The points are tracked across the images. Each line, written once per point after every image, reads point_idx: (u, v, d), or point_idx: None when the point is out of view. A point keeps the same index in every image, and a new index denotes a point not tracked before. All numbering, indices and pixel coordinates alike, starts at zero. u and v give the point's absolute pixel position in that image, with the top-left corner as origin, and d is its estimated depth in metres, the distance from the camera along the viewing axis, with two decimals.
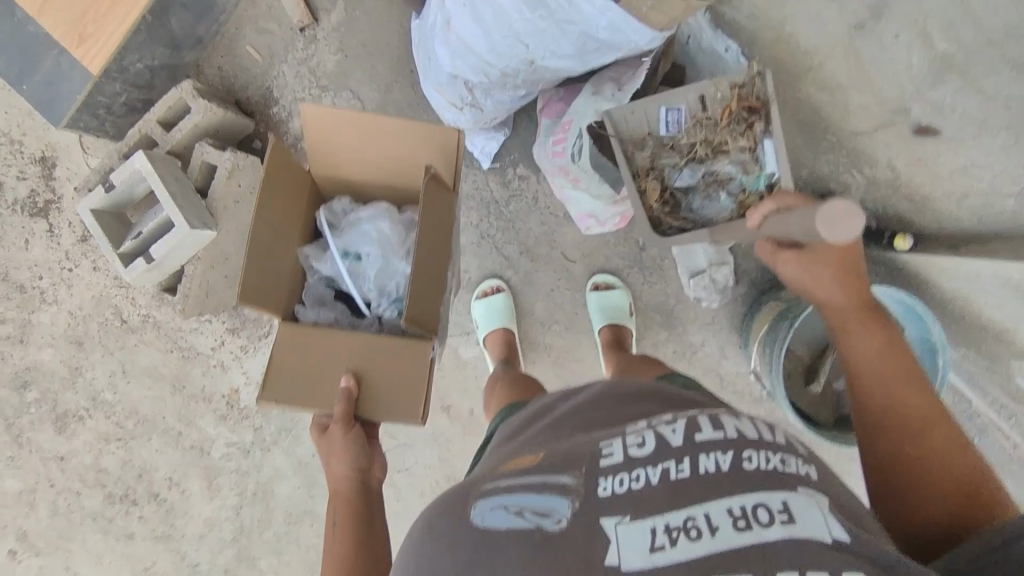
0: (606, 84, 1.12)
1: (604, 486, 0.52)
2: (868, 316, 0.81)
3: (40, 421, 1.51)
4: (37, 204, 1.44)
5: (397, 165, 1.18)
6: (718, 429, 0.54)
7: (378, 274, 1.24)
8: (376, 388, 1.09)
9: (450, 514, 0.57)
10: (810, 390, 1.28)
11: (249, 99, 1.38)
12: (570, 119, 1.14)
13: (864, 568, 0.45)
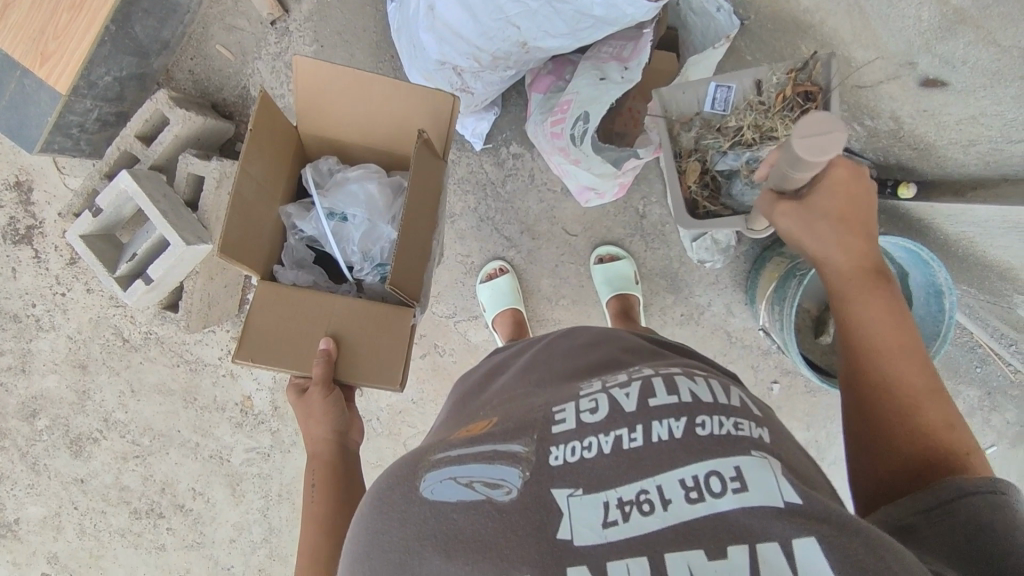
0: (607, 60, 1.13)
1: (556, 455, 0.52)
2: (876, 283, 0.67)
3: (55, 447, 1.49)
4: (19, 231, 1.43)
5: (390, 127, 1.10)
6: (673, 394, 0.55)
7: (365, 236, 1.15)
8: (359, 349, 0.98)
9: (401, 486, 0.54)
10: (822, 342, 1.26)
11: (227, 101, 1.37)
12: (574, 96, 1.12)
13: (818, 530, 0.44)
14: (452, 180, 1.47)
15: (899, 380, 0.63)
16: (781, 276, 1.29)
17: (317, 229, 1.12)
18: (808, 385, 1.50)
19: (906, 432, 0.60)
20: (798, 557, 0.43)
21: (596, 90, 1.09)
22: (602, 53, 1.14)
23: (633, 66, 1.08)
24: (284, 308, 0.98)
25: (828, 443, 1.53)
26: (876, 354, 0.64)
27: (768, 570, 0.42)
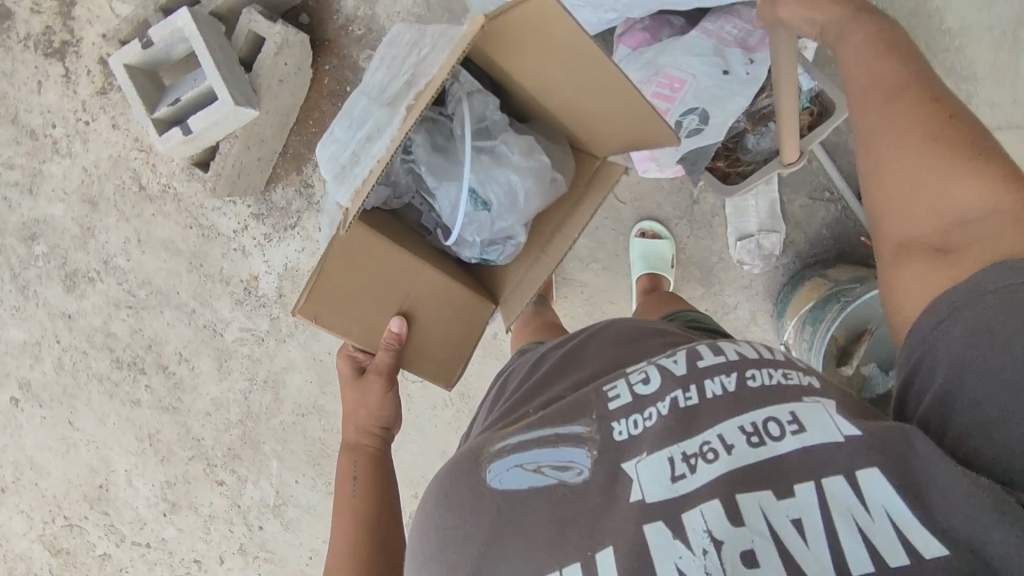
0: (730, 42, 1.07)
1: (619, 431, 0.53)
2: (862, 29, 0.73)
3: (48, 276, 1.44)
4: (53, 44, 1.34)
5: (578, 113, 0.83)
6: (719, 354, 0.56)
7: (491, 230, 0.93)
8: (426, 337, 0.92)
9: (463, 476, 0.55)
10: (842, 371, 1.18)
11: None
12: (688, 78, 1.07)
13: (880, 462, 0.48)
14: None
15: (896, 123, 0.65)
16: (821, 298, 1.27)
17: (439, 185, 0.91)
18: None
19: (929, 163, 0.61)
20: (865, 488, 0.47)
21: (715, 81, 1.07)
22: (725, 32, 1.08)
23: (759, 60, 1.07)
24: (352, 291, 0.83)
25: None
26: (873, 110, 0.67)
27: (838, 504, 0.46)
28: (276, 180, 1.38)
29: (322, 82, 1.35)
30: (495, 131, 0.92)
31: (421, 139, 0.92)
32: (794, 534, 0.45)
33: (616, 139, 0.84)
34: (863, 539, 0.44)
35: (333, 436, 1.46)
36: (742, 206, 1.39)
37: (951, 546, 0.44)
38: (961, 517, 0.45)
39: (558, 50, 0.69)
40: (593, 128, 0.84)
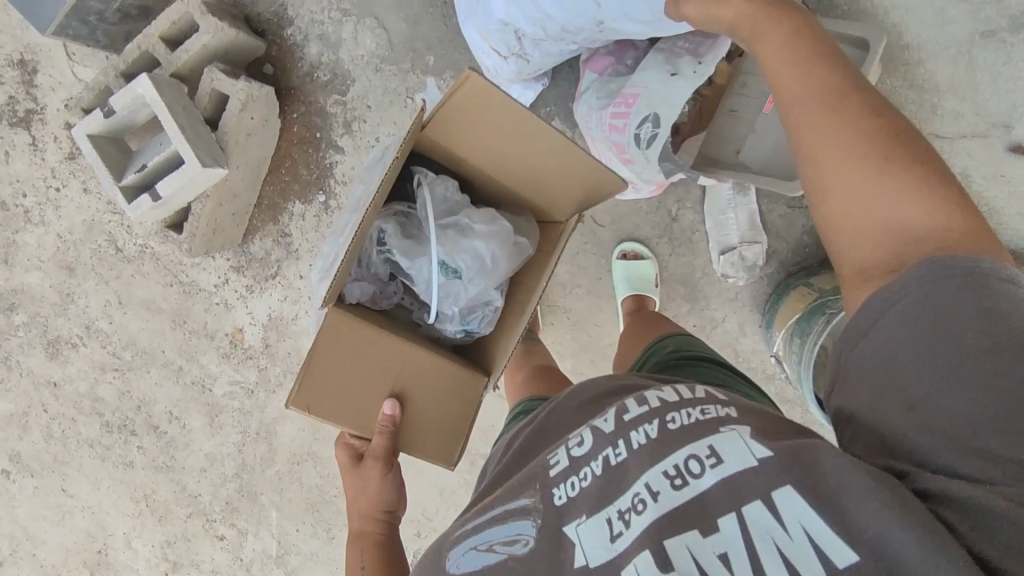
0: (681, 54, 1.06)
1: (559, 495, 0.55)
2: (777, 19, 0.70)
3: (31, 345, 1.43)
4: (17, 114, 1.33)
5: (530, 180, 0.94)
6: (643, 404, 0.58)
7: (469, 300, 0.95)
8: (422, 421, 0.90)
9: (432, 571, 0.59)
10: None
11: (261, 16, 1.31)
12: (639, 89, 1.07)
13: (795, 479, 0.48)
14: None
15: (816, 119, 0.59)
16: (806, 310, 1.27)
17: (411, 264, 0.94)
18: (804, 415, 1.49)
19: (863, 164, 0.55)
20: (782, 508, 0.47)
21: (665, 90, 1.04)
22: (677, 46, 1.07)
23: (707, 60, 1.03)
24: (342, 385, 0.83)
25: None
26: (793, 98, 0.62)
27: (758, 529, 0.47)
28: (253, 232, 1.37)
29: (291, 130, 1.34)
30: (459, 209, 0.99)
31: (392, 228, 0.96)
32: (721, 568, 0.46)
33: (570, 198, 0.94)
34: (783, 563, 0.45)
35: (330, 482, 1.45)
36: (722, 221, 1.38)
37: (864, 550, 0.44)
38: (880, 529, 0.43)
39: (493, 122, 0.83)
40: (547, 192, 0.95)
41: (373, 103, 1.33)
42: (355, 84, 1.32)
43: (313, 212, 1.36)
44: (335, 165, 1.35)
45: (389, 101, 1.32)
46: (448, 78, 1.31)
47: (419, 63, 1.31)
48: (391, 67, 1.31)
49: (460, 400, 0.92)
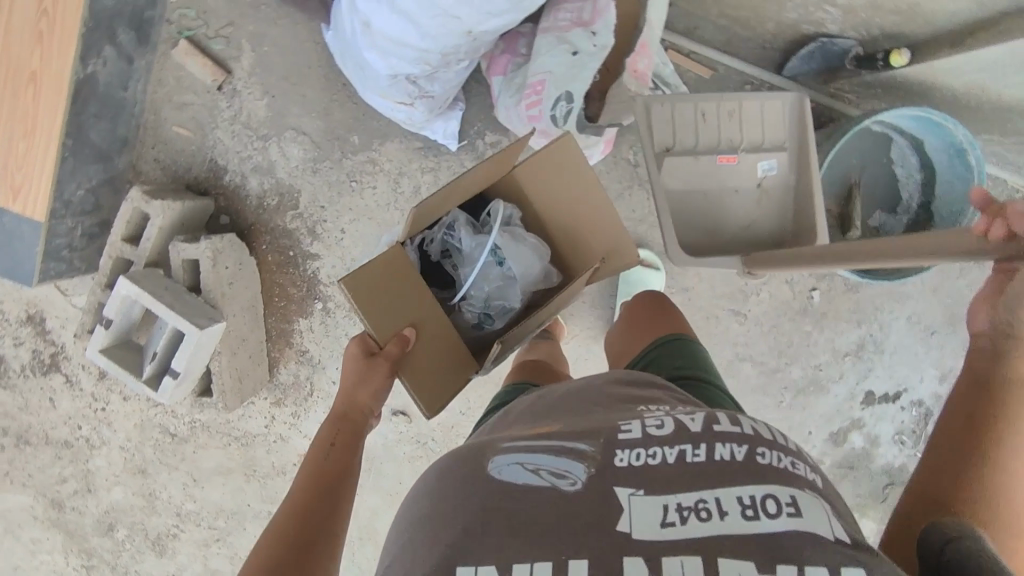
0: (568, 27, 1.07)
1: (621, 458, 0.55)
2: None
3: (140, 553, 1.52)
4: (44, 361, 1.45)
5: (567, 235, 1.11)
6: (737, 425, 0.58)
7: (502, 291, 1.10)
8: (422, 375, 0.96)
9: (473, 465, 0.59)
10: (850, 237, 1.24)
11: (199, 177, 1.41)
12: (545, 76, 1.07)
13: (865, 563, 0.46)
14: (437, 185, 1.40)
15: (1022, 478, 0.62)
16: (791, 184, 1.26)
17: (470, 244, 1.10)
18: (848, 282, 1.45)
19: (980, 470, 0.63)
20: None
21: (571, 68, 1.05)
22: (559, 20, 1.08)
23: (599, 30, 1.03)
24: (379, 296, 0.91)
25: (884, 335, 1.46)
26: (1001, 447, 0.64)
27: None
28: (275, 364, 1.47)
29: (268, 260, 1.44)
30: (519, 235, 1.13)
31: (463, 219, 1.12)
32: None
33: (589, 257, 1.10)
34: None
35: None
36: None
37: None
38: None
39: (564, 180, 1.03)
40: (576, 248, 1.11)
41: (324, 202, 1.41)
42: (303, 192, 1.41)
43: (316, 321, 1.46)
44: (318, 270, 1.43)
45: (337, 192, 1.41)
46: (376, 146, 1.39)
47: (346, 146, 1.39)
48: (324, 162, 1.40)
49: (450, 363, 0.98)
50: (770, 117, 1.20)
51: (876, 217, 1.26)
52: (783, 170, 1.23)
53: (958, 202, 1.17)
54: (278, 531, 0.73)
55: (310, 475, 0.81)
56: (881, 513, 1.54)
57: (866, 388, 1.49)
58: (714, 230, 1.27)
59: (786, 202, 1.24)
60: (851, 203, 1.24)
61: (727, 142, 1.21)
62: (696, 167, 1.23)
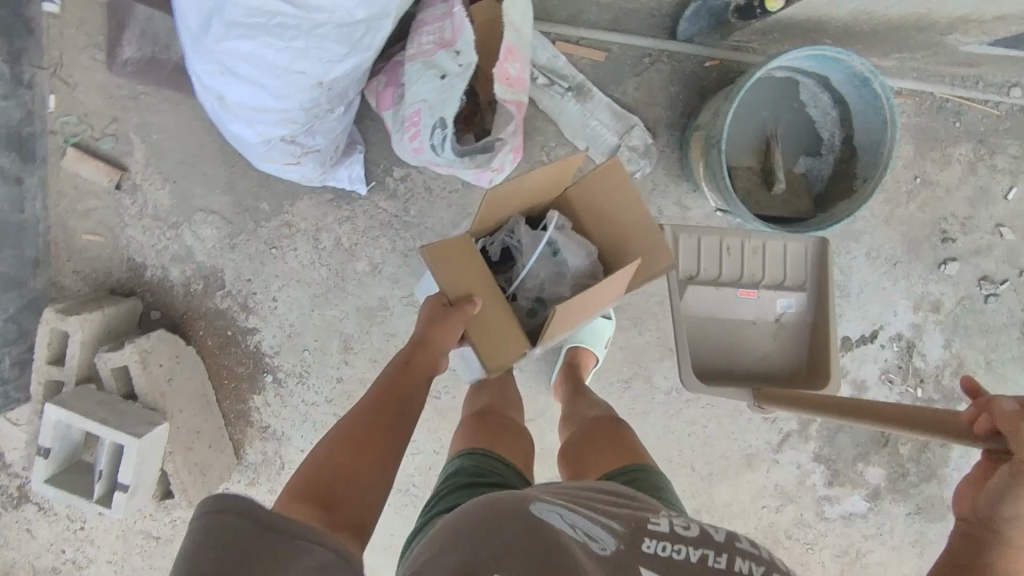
0: (433, 50, 1.00)
1: (648, 543, 0.61)
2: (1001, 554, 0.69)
3: None
4: (13, 494, 1.43)
5: (610, 242, 1.10)
6: (754, 547, 0.62)
7: (554, 287, 1.09)
8: (488, 336, 1.03)
9: (512, 500, 0.66)
10: (778, 193, 1.12)
11: (120, 279, 1.38)
12: (422, 103, 1.01)
13: None
14: (356, 232, 1.37)
15: None
16: (704, 152, 1.14)
17: (524, 240, 1.09)
18: None
19: None
20: None
21: (443, 91, 0.99)
22: (423, 44, 1.01)
23: (462, 47, 0.96)
24: (454, 267, 1.02)
25: (846, 278, 1.40)
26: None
27: None
28: (242, 446, 1.47)
29: (208, 345, 1.42)
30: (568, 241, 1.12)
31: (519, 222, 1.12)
32: None
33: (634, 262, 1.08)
34: None
35: None
36: (591, 134, 1.30)
37: None
38: None
39: (605, 189, 1.05)
40: (616, 254, 1.10)
41: (250, 276, 1.39)
42: (227, 270, 1.39)
43: (271, 395, 1.45)
44: (259, 344, 1.42)
45: (261, 261, 1.38)
46: (287, 208, 1.36)
47: (258, 215, 1.37)
48: (240, 236, 1.37)
49: (506, 338, 1.03)
50: (789, 258, 1.09)
51: (801, 162, 1.16)
52: (802, 308, 1.11)
53: (878, 132, 1.08)
54: (325, 456, 0.80)
55: (370, 412, 0.88)
56: (885, 456, 1.48)
57: (841, 335, 1.42)
58: (726, 353, 1.13)
59: (802, 340, 1.12)
60: (772, 155, 1.13)
61: (749, 277, 1.10)
62: (719, 301, 1.11)
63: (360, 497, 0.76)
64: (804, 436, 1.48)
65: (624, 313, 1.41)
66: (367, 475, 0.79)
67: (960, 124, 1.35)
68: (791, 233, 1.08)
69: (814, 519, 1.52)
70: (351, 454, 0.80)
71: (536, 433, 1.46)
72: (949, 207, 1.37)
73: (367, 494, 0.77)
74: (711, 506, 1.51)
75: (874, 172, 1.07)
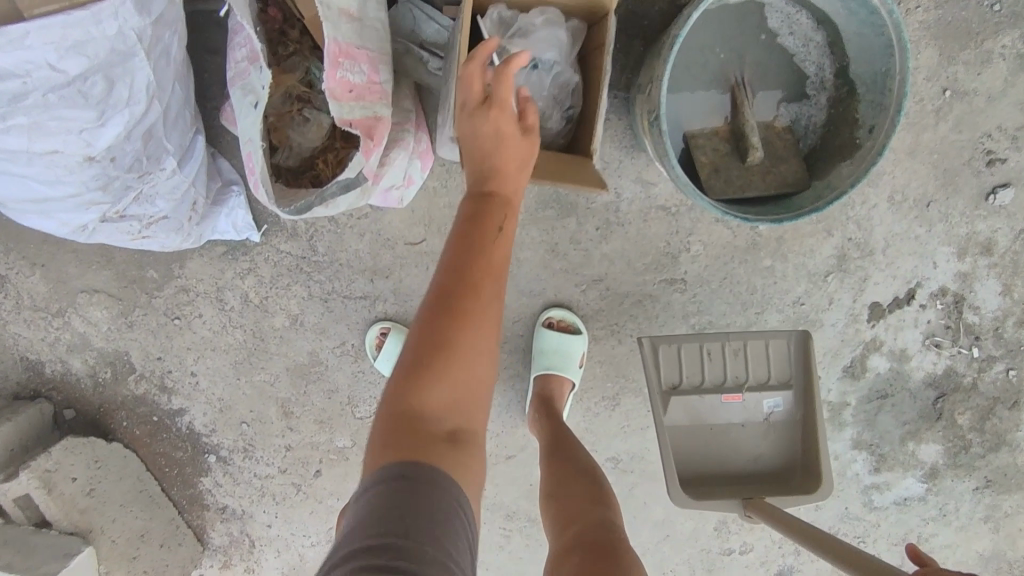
0: (247, 69, 0.76)
1: None
2: None
3: None
4: None
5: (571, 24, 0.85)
6: None
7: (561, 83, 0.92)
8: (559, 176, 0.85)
9: None
10: (753, 162, 0.82)
11: (19, 382, 1.21)
12: (251, 146, 0.77)
13: None
14: (264, 283, 1.16)
15: None
16: (646, 123, 0.83)
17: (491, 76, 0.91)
18: None
19: None
20: None
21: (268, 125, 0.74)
22: (238, 61, 0.77)
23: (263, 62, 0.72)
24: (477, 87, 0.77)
25: (867, 232, 1.11)
26: None
27: None
28: (204, 529, 1.31)
29: (137, 434, 1.24)
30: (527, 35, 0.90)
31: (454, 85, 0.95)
32: None
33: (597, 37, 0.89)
34: None
35: None
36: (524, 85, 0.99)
37: None
38: None
39: None
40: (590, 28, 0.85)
41: (159, 353, 1.20)
42: (132, 352, 1.20)
43: (220, 475, 1.28)
44: (192, 425, 1.25)
45: (167, 336, 1.19)
46: (179, 270, 1.15)
47: (148, 284, 1.16)
48: (134, 311, 1.17)
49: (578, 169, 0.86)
50: (772, 356, 1.04)
51: (783, 111, 0.86)
52: (790, 407, 1.04)
53: (877, 60, 0.78)
54: (421, 335, 0.62)
55: (458, 259, 0.65)
56: (941, 431, 1.23)
57: (869, 302, 1.15)
58: (718, 461, 1.04)
59: (795, 438, 1.04)
60: (740, 114, 0.84)
61: (732, 379, 1.04)
62: (702, 407, 1.04)
63: (466, 402, 0.61)
64: (837, 424, 1.23)
65: (596, 322, 1.17)
66: (477, 362, 0.63)
67: (1000, 7, 1.01)
68: (770, 331, 1.04)
69: (863, 512, 1.28)
70: (463, 329, 0.62)
71: (520, 470, 1.26)
72: (993, 120, 1.06)
73: (476, 386, 0.63)
74: (737, 514, 1.30)
75: (883, 116, 0.77)
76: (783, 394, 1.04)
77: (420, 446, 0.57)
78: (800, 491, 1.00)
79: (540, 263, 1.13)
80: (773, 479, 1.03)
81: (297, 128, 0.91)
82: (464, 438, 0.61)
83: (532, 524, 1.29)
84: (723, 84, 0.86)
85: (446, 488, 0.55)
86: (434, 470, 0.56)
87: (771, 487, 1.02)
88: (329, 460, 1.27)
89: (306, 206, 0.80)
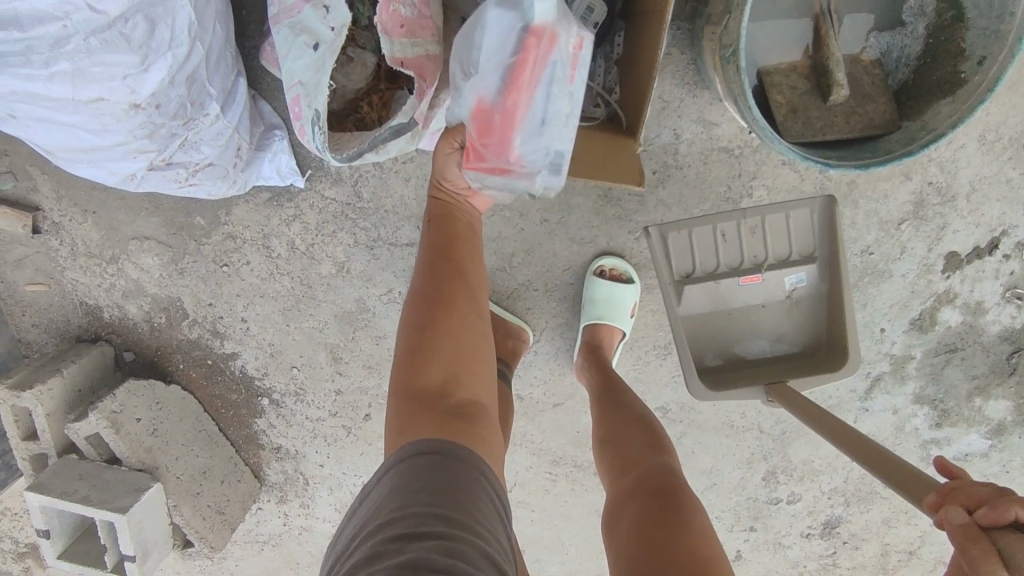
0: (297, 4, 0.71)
1: None
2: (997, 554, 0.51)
3: None
4: None
5: None
6: None
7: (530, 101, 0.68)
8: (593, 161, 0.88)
9: None
10: (837, 101, 0.79)
11: (79, 325, 1.23)
12: (298, 89, 0.73)
13: None
14: (310, 229, 1.14)
15: None
16: (717, 61, 0.79)
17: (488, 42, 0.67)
18: None
19: None
20: None
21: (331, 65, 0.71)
22: None
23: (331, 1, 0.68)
24: None
25: (950, 175, 1.03)
26: None
27: None
28: (261, 465, 1.35)
29: (193, 377, 1.27)
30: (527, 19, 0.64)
31: None
32: None
33: None
34: None
35: None
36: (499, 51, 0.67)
37: None
38: None
39: None
40: None
41: (210, 299, 1.21)
42: (185, 298, 1.21)
43: (273, 416, 1.31)
44: (245, 369, 1.27)
45: (217, 282, 1.20)
46: (227, 217, 1.14)
47: (196, 231, 1.16)
48: (186, 258, 1.18)
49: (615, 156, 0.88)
50: (793, 229, 0.96)
51: (873, 42, 0.83)
52: (816, 281, 0.97)
53: None
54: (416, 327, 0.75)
55: (429, 283, 0.78)
56: (1013, 387, 1.17)
57: (945, 252, 1.07)
58: (736, 346, 1.00)
59: (822, 311, 0.97)
60: (824, 48, 0.79)
61: (749, 259, 0.97)
62: (718, 295, 0.99)
63: (457, 371, 0.74)
64: (899, 378, 1.17)
65: (647, 271, 1.13)
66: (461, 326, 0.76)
67: None
68: (789, 201, 0.94)
69: (919, 466, 1.23)
70: (442, 324, 0.75)
71: (568, 417, 1.25)
72: None
73: (463, 368, 0.74)
74: (787, 464, 1.28)
75: (998, 44, 0.72)
76: (806, 267, 0.96)
77: (435, 424, 0.68)
78: (825, 366, 0.95)
79: (592, 209, 1.08)
80: (807, 356, 0.98)
81: (340, 67, 0.87)
82: (465, 404, 0.72)
83: (578, 470, 1.29)
84: (807, 14, 0.82)
85: (463, 453, 0.66)
86: (444, 442, 0.66)
87: (795, 366, 0.98)
88: (378, 404, 1.29)
89: (358, 154, 0.78)
